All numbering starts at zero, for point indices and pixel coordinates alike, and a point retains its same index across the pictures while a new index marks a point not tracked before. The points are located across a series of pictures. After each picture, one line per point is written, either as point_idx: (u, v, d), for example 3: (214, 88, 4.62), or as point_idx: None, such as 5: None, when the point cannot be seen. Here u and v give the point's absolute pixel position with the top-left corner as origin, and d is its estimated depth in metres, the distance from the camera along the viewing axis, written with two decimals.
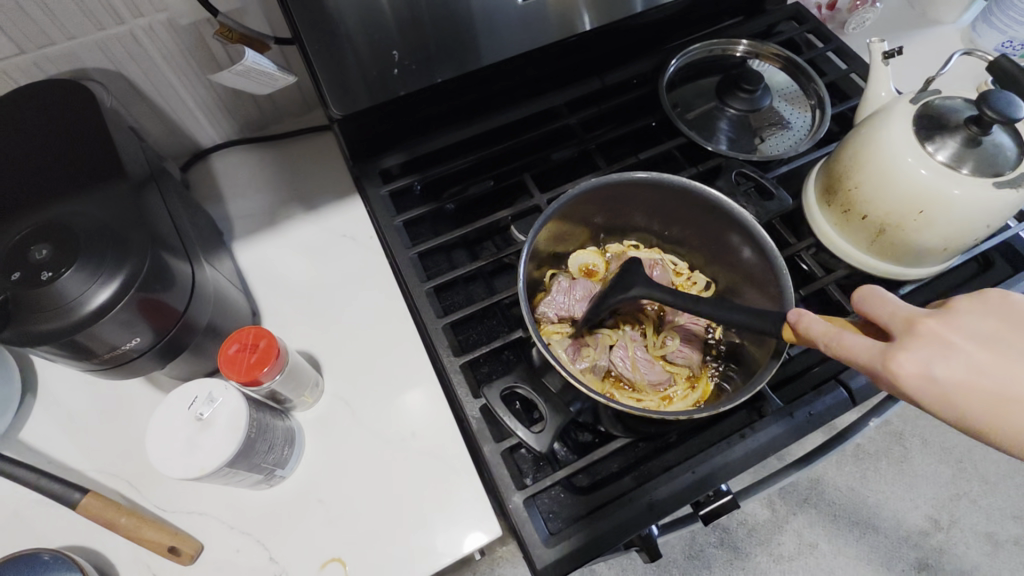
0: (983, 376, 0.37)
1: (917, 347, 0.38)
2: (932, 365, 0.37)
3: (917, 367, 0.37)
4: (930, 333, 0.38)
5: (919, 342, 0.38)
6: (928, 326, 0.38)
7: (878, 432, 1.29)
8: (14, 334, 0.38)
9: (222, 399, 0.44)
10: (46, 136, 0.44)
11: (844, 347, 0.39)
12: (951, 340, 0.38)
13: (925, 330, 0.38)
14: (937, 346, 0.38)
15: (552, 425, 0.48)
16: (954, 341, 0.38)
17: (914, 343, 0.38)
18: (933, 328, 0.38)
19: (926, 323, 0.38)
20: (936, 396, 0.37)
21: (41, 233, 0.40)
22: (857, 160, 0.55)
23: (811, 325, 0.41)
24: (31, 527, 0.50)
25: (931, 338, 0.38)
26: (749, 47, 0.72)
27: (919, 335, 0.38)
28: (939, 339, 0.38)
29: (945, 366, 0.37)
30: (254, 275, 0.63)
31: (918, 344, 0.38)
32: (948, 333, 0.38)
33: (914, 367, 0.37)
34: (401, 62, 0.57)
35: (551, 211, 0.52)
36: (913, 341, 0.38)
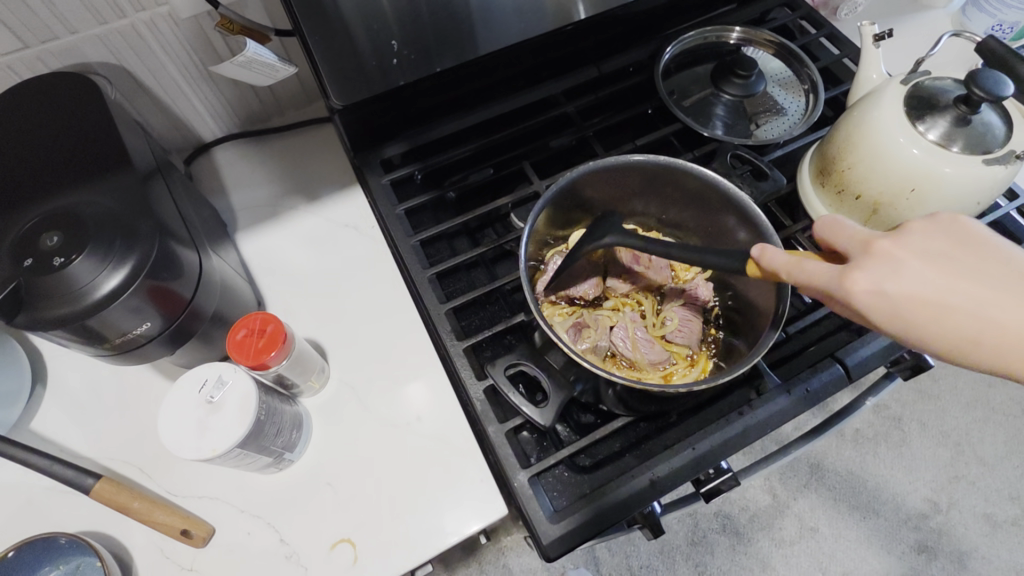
0: (931, 289, 0.39)
1: (872, 267, 0.39)
2: (885, 281, 0.39)
3: (871, 286, 0.39)
4: (883, 253, 0.40)
5: (870, 261, 0.40)
6: (882, 248, 0.40)
7: (877, 417, 1.30)
8: (28, 318, 0.39)
9: (232, 382, 0.45)
10: (54, 127, 0.45)
11: (804, 275, 0.41)
12: (902, 257, 0.39)
13: (880, 250, 0.40)
14: (890, 264, 0.39)
15: (555, 403, 0.49)
16: (905, 259, 0.39)
17: (869, 262, 0.40)
18: (886, 249, 0.40)
19: (880, 244, 0.40)
20: (885, 309, 0.39)
21: (52, 221, 0.41)
22: (850, 141, 0.55)
23: (773, 257, 0.42)
24: (44, 513, 0.51)
25: (882, 256, 0.40)
26: (742, 33, 0.72)
27: (873, 255, 0.40)
28: (892, 257, 0.39)
29: (897, 282, 0.39)
30: (258, 265, 0.64)
31: (873, 263, 0.39)
32: (901, 252, 0.40)
33: (866, 285, 0.39)
34: (399, 52, 0.58)
35: (551, 194, 0.52)
36: (869, 261, 0.40)
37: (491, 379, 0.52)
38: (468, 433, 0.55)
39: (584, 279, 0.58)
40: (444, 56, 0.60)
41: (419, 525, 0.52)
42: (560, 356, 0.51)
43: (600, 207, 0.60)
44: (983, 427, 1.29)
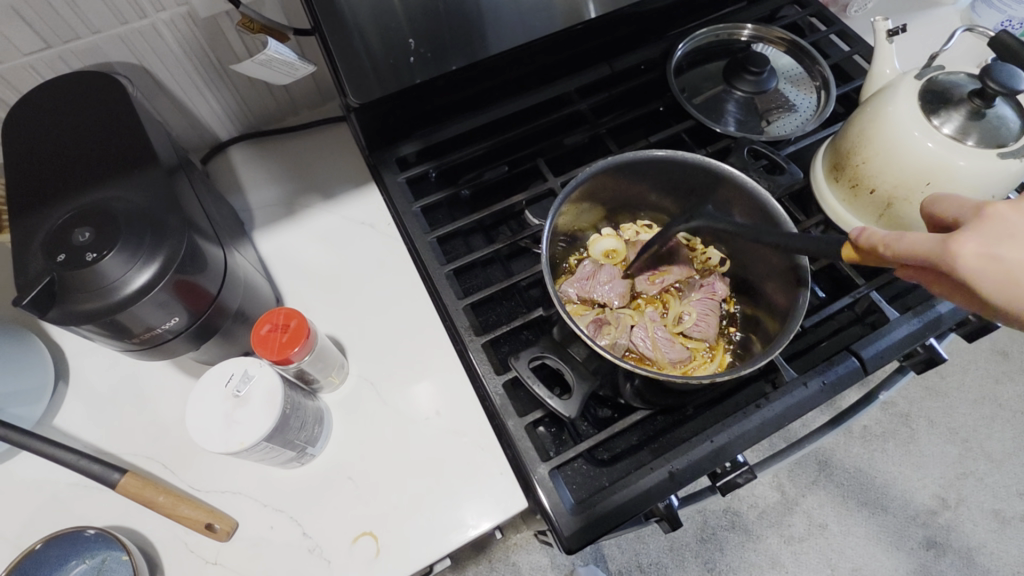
0: None
1: (983, 230, 0.35)
2: (999, 245, 0.34)
3: (982, 250, 0.35)
4: (997, 216, 0.35)
5: (981, 226, 0.35)
6: (997, 211, 0.35)
7: (884, 414, 1.31)
8: (60, 313, 0.39)
9: (258, 376, 0.45)
10: (80, 125, 0.45)
11: (905, 246, 0.37)
12: (1018, 220, 0.35)
13: (994, 214, 0.36)
14: (1004, 227, 0.35)
15: (581, 391, 0.49)
16: (1022, 221, 0.35)
17: (981, 227, 0.35)
18: (1003, 213, 0.35)
19: (995, 209, 0.36)
20: (1001, 277, 0.34)
21: (82, 217, 0.41)
22: (865, 136, 0.56)
23: (871, 232, 0.38)
24: (69, 508, 0.51)
25: (993, 221, 0.35)
26: (753, 31, 0.73)
27: (985, 220, 0.36)
28: (1009, 222, 0.35)
29: (1013, 246, 0.34)
30: (275, 263, 0.64)
31: (987, 229, 0.35)
32: (1014, 214, 0.35)
33: (976, 250, 0.35)
34: (416, 50, 0.58)
35: (568, 190, 0.53)
36: (979, 226, 0.35)
37: (510, 373, 0.53)
38: (486, 427, 0.56)
39: (611, 284, 0.58)
40: (459, 54, 0.61)
41: (440, 518, 0.52)
42: (582, 348, 0.52)
43: (614, 203, 0.60)
44: (991, 423, 1.30)
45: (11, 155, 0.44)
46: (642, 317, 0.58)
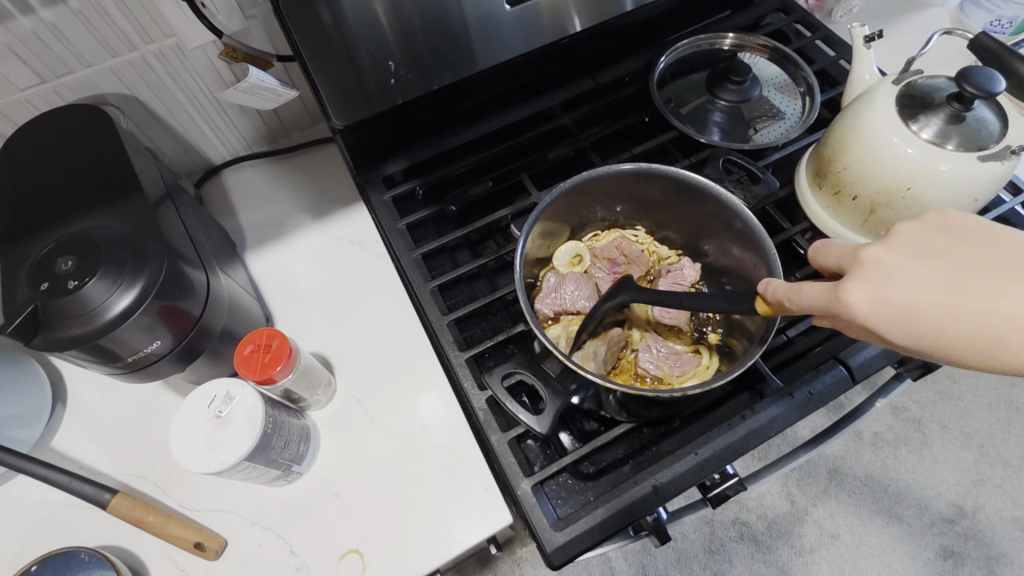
0: (940, 291, 0.36)
1: (864, 277, 0.37)
2: (883, 288, 0.37)
3: (868, 294, 0.37)
4: (874, 260, 0.38)
5: (862, 271, 0.38)
6: (871, 255, 0.38)
7: (895, 420, 1.28)
8: (43, 341, 0.40)
9: (239, 397, 0.46)
10: (69, 158, 0.47)
11: (804, 298, 0.38)
12: (891, 263, 0.37)
13: (869, 257, 0.38)
14: (884, 271, 0.37)
15: (553, 411, 0.50)
16: (897, 263, 0.37)
17: (863, 273, 0.37)
18: (878, 255, 0.38)
19: (869, 252, 0.38)
20: (896, 319, 0.36)
21: (66, 246, 0.43)
22: (844, 143, 0.56)
23: (776, 287, 0.40)
24: (63, 529, 0.53)
25: (875, 264, 0.38)
26: (735, 39, 0.73)
27: (866, 265, 0.38)
28: (886, 263, 0.37)
29: (895, 288, 0.37)
30: (266, 283, 0.66)
31: (874, 274, 0.37)
32: (888, 256, 0.38)
33: (868, 297, 0.37)
34: (397, 72, 0.59)
35: (545, 205, 0.53)
36: (861, 272, 0.38)
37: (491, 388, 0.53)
38: (472, 443, 0.56)
39: (579, 291, 0.57)
40: (442, 75, 0.62)
41: (425, 534, 0.52)
42: (556, 363, 0.52)
43: (587, 217, 0.59)
44: (1008, 428, 1.26)
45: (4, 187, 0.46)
46: (638, 338, 0.56)
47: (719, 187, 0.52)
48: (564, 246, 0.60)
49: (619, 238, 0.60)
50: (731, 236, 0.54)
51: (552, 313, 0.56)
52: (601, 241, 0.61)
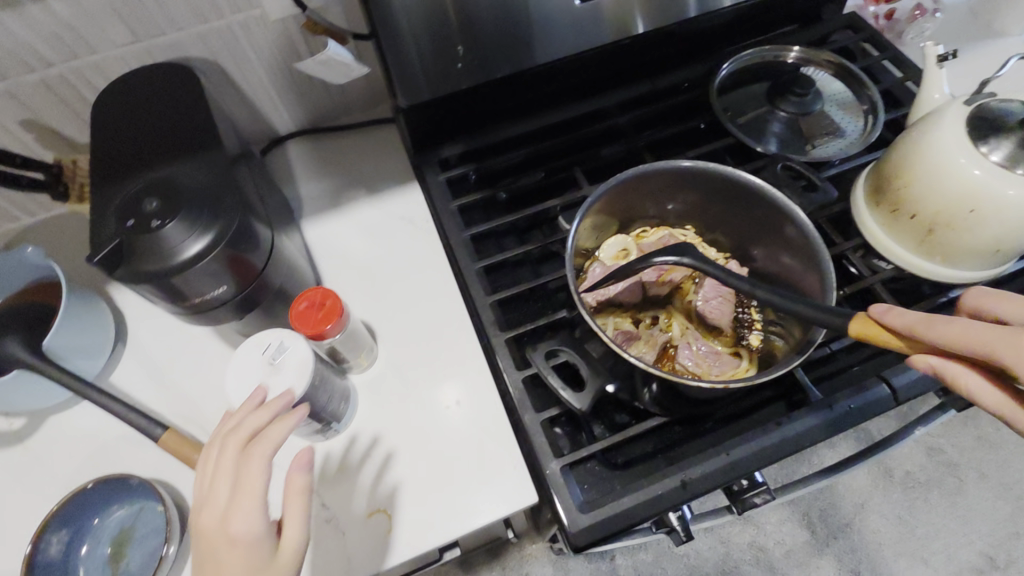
0: None
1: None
2: None
3: None
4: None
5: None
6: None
7: (929, 461, 1.24)
8: (124, 273, 0.43)
9: (291, 347, 0.48)
10: (159, 110, 0.51)
11: (941, 335, 0.38)
12: None
13: None
14: None
15: (593, 390, 0.49)
16: None
17: None
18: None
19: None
20: None
21: (151, 188, 0.46)
22: (908, 160, 0.55)
23: (901, 314, 0.40)
24: (115, 460, 0.56)
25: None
26: (801, 53, 0.73)
27: None
28: None
29: None
30: (319, 250, 0.68)
31: None
32: None
33: None
34: (464, 58, 0.61)
35: (599, 194, 0.54)
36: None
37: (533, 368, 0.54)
38: (502, 422, 0.57)
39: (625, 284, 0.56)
40: (501, 66, 0.63)
41: (451, 504, 0.54)
42: (599, 346, 0.52)
43: (637, 212, 0.60)
44: None
45: (100, 132, 0.50)
46: (680, 334, 0.56)
47: (772, 189, 0.52)
48: (612, 240, 0.60)
49: (668, 236, 0.60)
50: (782, 238, 0.54)
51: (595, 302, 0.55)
52: (647, 237, 0.60)
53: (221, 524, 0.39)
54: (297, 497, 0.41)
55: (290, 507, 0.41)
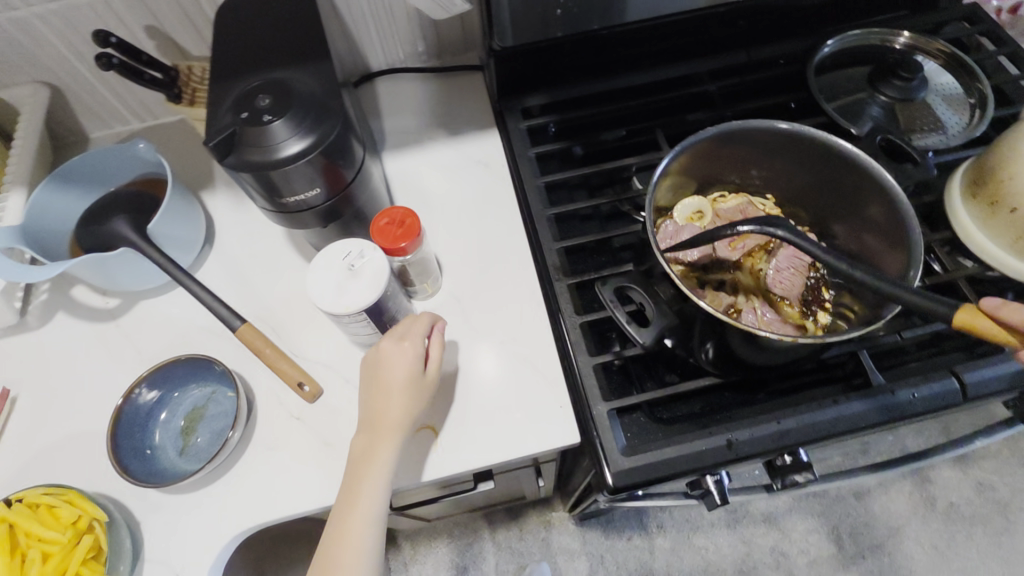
0: None
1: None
2: None
3: None
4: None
5: None
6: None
7: (978, 496, 1.19)
8: (233, 160, 0.47)
9: (370, 256, 0.51)
10: (276, 21, 0.54)
11: None
12: None
13: None
14: None
15: (659, 327, 0.52)
16: None
17: None
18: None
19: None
20: None
21: (264, 87, 0.49)
22: (1018, 150, 0.52)
23: (1020, 312, 0.41)
24: (195, 346, 0.61)
25: None
26: (910, 40, 0.70)
27: None
28: None
29: None
30: (396, 182, 0.71)
31: None
32: None
33: None
34: (564, 5, 0.61)
35: (685, 147, 0.53)
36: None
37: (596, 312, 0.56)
38: (554, 364, 0.58)
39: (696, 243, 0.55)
40: (590, 21, 0.64)
41: (497, 432, 0.56)
42: (670, 289, 0.51)
43: (716, 176, 0.59)
44: None
45: (221, 36, 0.54)
46: (744, 300, 0.55)
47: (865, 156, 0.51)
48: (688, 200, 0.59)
49: (746, 204, 0.58)
50: (868, 210, 0.52)
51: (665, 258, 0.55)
52: (725, 202, 0.59)
53: (393, 343, 0.53)
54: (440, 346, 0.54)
55: (435, 350, 0.54)
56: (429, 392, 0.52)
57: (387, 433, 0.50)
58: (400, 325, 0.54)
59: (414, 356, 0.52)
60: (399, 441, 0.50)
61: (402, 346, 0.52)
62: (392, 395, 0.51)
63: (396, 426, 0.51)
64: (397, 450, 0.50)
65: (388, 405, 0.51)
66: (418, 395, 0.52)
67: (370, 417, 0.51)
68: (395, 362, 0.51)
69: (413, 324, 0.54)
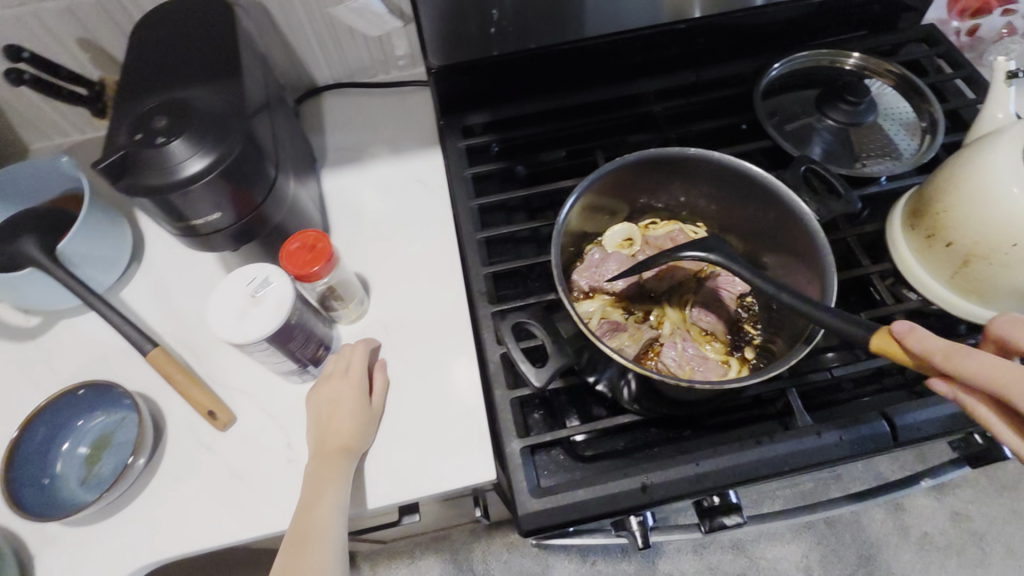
0: None
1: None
2: None
3: None
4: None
5: None
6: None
7: (954, 528, 1.12)
8: (128, 184, 0.45)
9: (275, 284, 0.50)
10: (190, 38, 0.52)
11: (968, 367, 0.34)
12: None
13: None
14: None
15: (555, 365, 0.47)
16: None
17: None
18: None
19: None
20: None
21: (165, 108, 0.47)
22: (953, 181, 0.50)
23: (925, 338, 0.36)
24: (112, 368, 0.59)
25: None
26: (859, 61, 0.68)
27: None
28: None
29: None
30: (333, 200, 0.69)
31: None
32: None
33: None
34: (498, 22, 0.61)
35: (604, 173, 0.52)
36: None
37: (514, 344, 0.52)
38: (477, 394, 0.57)
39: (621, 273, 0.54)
40: (529, 38, 0.63)
41: (411, 466, 0.54)
42: (571, 326, 0.50)
43: (646, 204, 0.58)
44: None
45: (135, 53, 0.52)
46: (668, 333, 0.54)
47: (785, 186, 0.50)
48: (618, 226, 0.59)
49: (677, 231, 0.58)
50: (789, 241, 0.51)
51: (587, 287, 0.55)
52: (655, 229, 0.59)
53: (341, 373, 0.56)
54: (381, 373, 0.57)
55: (377, 379, 0.56)
56: (372, 425, 0.54)
57: (336, 460, 0.50)
58: (340, 359, 0.57)
59: (359, 389, 0.54)
60: (348, 467, 0.50)
61: (351, 378, 0.55)
62: (347, 419, 0.52)
63: (346, 453, 0.51)
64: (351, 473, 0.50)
65: (338, 433, 0.52)
66: (367, 422, 0.54)
67: (323, 442, 0.51)
68: (348, 391, 0.54)
69: (350, 360, 0.56)
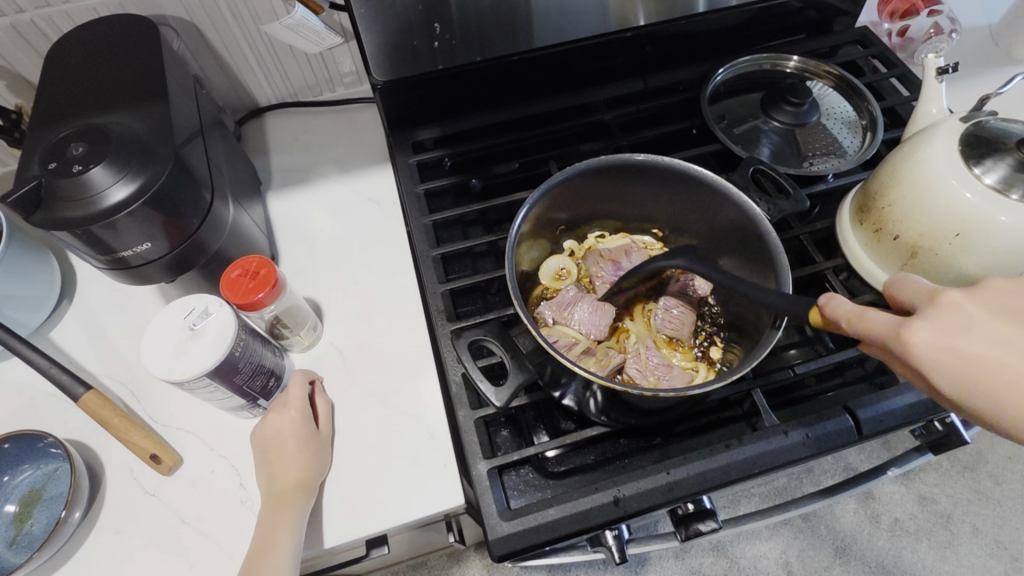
0: (1009, 353, 0.34)
1: (942, 319, 0.35)
2: (954, 337, 0.34)
3: (938, 341, 0.34)
4: (953, 305, 0.35)
5: (937, 314, 0.35)
6: (954, 299, 0.35)
7: (921, 510, 1.15)
8: (44, 219, 0.42)
9: (215, 314, 0.47)
10: (113, 60, 0.49)
11: (865, 325, 0.36)
12: (972, 314, 0.35)
13: (950, 302, 0.35)
14: (959, 320, 0.35)
15: (514, 382, 0.46)
16: (976, 314, 0.35)
17: (938, 316, 0.35)
18: (959, 301, 0.35)
19: (951, 296, 0.36)
20: (957, 372, 0.34)
21: (83, 134, 0.44)
22: (895, 176, 0.51)
23: (832, 303, 0.37)
24: (42, 415, 0.55)
25: (949, 309, 0.35)
26: (799, 62, 0.70)
27: (943, 308, 0.35)
28: (966, 313, 0.35)
29: (967, 341, 0.34)
30: (280, 222, 0.66)
31: (949, 320, 0.35)
32: (969, 305, 0.35)
33: (934, 342, 0.34)
34: (441, 36, 0.60)
35: (552, 185, 0.51)
36: (935, 314, 0.35)
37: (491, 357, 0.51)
38: (439, 416, 0.54)
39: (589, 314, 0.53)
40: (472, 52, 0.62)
41: (373, 496, 0.51)
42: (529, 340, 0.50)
43: (594, 215, 0.58)
44: None
45: (53, 78, 0.49)
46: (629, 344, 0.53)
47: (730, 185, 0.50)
48: (553, 258, 0.58)
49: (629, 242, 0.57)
50: (741, 240, 0.51)
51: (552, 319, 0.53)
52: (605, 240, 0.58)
53: (284, 408, 0.52)
54: (324, 402, 0.54)
55: (320, 407, 0.53)
56: (323, 453, 0.51)
57: (294, 496, 0.47)
58: (280, 396, 0.53)
59: (304, 420, 0.51)
60: (307, 502, 0.48)
61: (290, 414, 0.51)
62: (293, 459, 0.49)
63: (298, 494, 0.48)
64: (305, 514, 0.47)
65: (289, 470, 0.48)
66: (319, 458, 0.50)
67: (269, 487, 0.48)
68: (289, 429, 0.50)
69: (289, 391, 0.53)
